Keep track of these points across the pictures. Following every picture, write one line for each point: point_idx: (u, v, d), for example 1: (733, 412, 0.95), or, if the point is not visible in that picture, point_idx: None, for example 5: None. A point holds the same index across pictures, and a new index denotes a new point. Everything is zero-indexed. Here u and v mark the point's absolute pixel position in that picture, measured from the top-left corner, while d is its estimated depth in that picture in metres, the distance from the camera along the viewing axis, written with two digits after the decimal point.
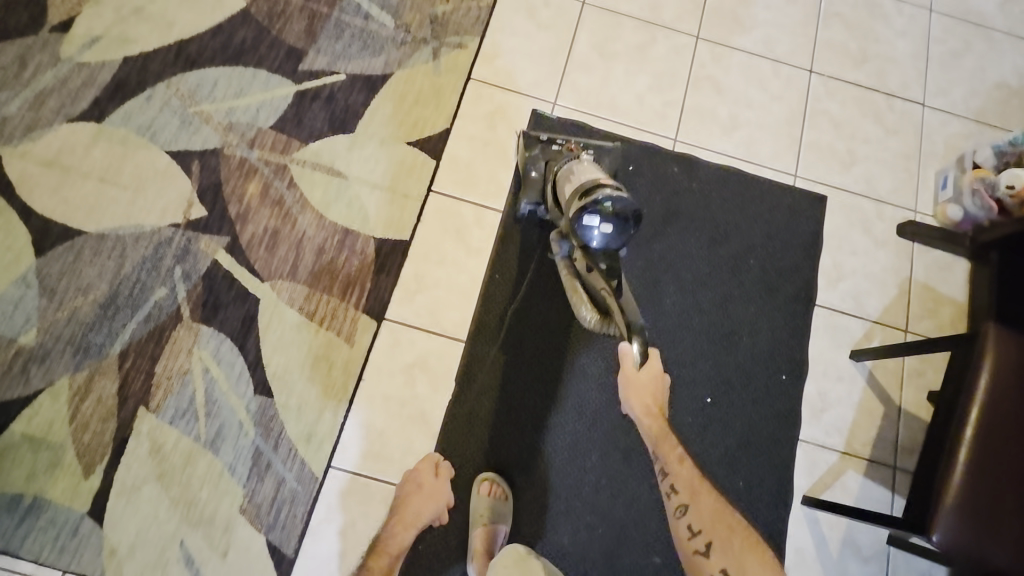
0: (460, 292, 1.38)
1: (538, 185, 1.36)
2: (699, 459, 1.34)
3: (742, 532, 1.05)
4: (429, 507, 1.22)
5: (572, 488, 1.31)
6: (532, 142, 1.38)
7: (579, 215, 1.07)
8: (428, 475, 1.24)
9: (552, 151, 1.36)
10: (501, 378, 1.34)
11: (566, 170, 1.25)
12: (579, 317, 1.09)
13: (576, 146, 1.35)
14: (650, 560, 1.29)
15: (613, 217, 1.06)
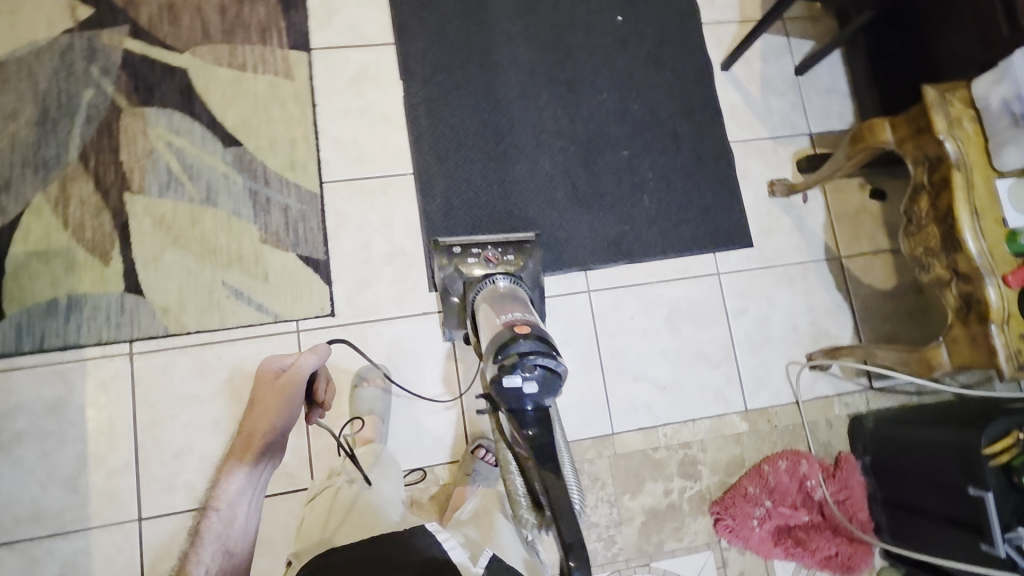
0: (369, 3, 1.44)
1: (457, 313, 1.26)
2: (629, 67, 1.51)
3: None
4: (263, 426, 1.08)
5: (535, 125, 1.45)
6: (449, 271, 1.23)
7: (499, 376, 0.98)
8: (269, 377, 1.10)
9: (468, 263, 1.24)
10: (436, 61, 1.44)
11: (485, 302, 1.15)
12: (516, 494, 1.09)
13: (495, 252, 1.25)
14: (620, 155, 1.47)
15: (536, 371, 0.99)
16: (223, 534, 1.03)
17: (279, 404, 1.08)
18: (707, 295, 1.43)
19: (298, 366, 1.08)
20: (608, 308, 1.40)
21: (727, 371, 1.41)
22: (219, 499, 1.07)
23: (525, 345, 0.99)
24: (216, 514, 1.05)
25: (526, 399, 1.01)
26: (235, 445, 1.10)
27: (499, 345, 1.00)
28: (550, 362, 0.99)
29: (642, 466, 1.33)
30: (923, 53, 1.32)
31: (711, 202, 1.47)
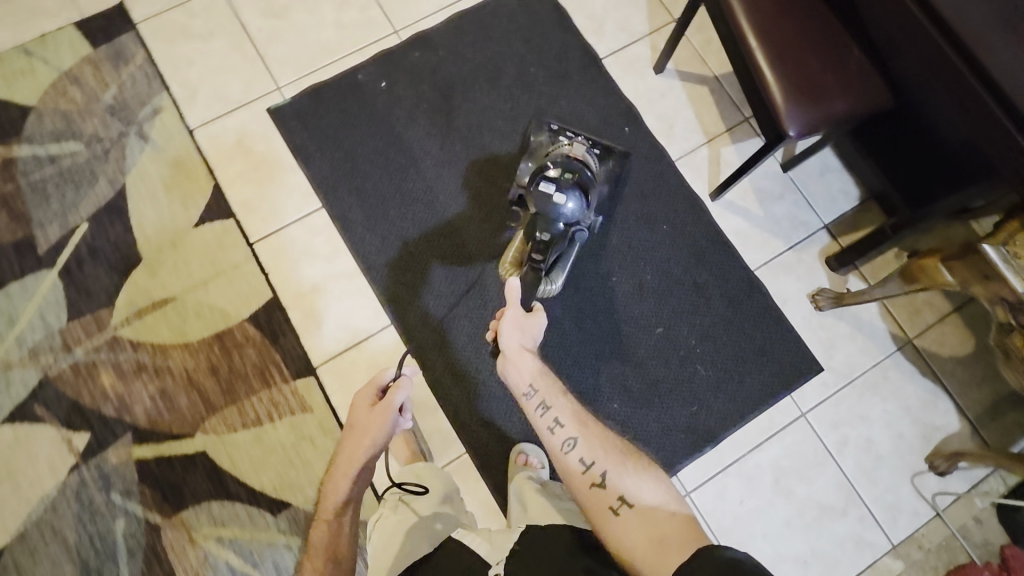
0: (351, 294, 1.37)
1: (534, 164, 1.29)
2: (625, 238, 1.43)
3: (630, 455, 0.92)
4: (363, 447, 1.02)
5: (562, 342, 1.37)
6: (540, 138, 1.34)
7: (539, 183, 1.12)
8: (364, 410, 1.05)
9: (545, 144, 1.32)
10: (441, 324, 1.36)
11: (559, 148, 1.26)
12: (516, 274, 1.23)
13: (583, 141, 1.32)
14: (656, 334, 1.38)
15: (568, 186, 1.13)
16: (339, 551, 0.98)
17: (379, 426, 1.02)
18: (802, 443, 1.35)
19: (388, 399, 1.02)
20: (714, 503, 1.31)
21: (857, 513, 1.32)
22: (332, 511, 1.02)
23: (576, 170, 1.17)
24: (332, 525, 1.00)
25: (557, 210, 1.11)
26: (334, 465, 1.06)
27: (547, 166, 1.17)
28: (585, 186, 1.16)
29: None
30: (928, 138, 1.21)
31: (764, 342, 1.39)
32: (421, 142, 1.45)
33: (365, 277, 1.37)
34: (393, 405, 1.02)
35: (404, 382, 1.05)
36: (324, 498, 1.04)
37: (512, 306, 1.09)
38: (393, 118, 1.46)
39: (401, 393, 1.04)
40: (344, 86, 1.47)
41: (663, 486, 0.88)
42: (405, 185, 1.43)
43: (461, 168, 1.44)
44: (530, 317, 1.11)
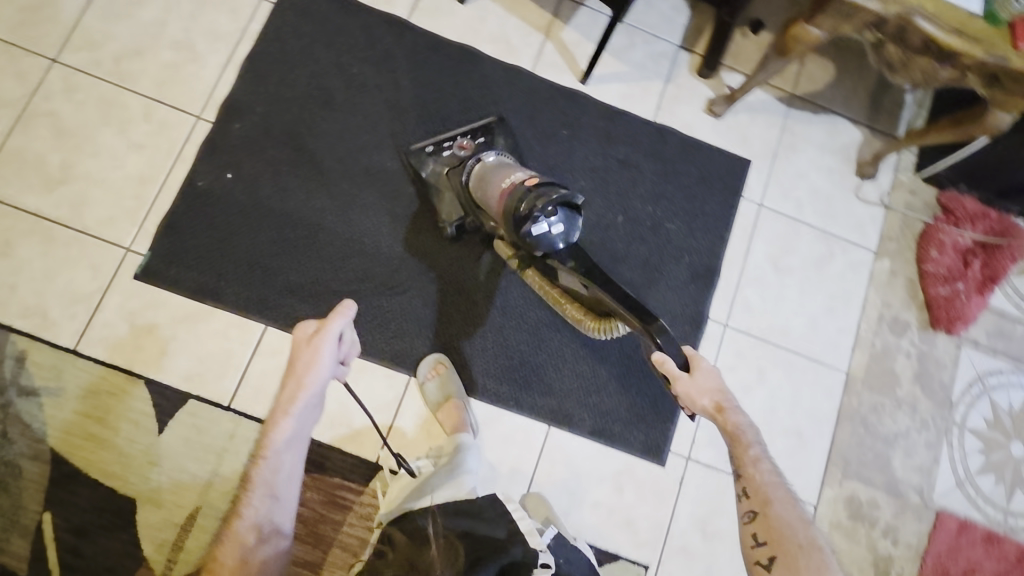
0: (355, 379, 1.29)
1: (450, 214, 1.30)
2: (541, 164, 1.44)
3: (810, 551, 0.88)
4: (305, 386, 1.02)
5: None
6: (420, 159, 1.35)
7: (524, 227, 1.02)
8: (304, 341, 1.04)
9: (443, 159, 1.33)
10: (451, 343, 1.33)
11: (477, 173, 1.22)
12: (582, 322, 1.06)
13: (466, 143, 1.35)
14: (621, 223, 1.44)
15: (557, 211, 1.03)
16: (267, 481, 0.98)
17: (319, 360, 1.02)
18: (776, 225, 1.50)
19: (326, 326, 1.03)
20: (749, 316, 1.44)
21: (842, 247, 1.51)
22: (273, 450, 1.01)
23: (545, 188, 1.04)
24: (268, 461, 1.00)
25: (553, 240, 1.03)
26: (278, 403, 1.03)
27: (515, 198, 1.05)
28: (568, 198, 1.04)
29: (881, 363, 1.46)
30: None
31: (699, 172, 1.49)
32: (308, 204, 1.33)
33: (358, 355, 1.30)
34: (331, 333, 1.03)
35: (343, 309, 1.05)
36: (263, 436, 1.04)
37: (678, 376, 0.92)
38: (262, 199, 1.32)
39: (339, 319, 1.04)
40: (192, 201, 1.30)
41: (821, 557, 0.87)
42: (324, 250, 1.32)
43: (362, 201, 1.35)
44: (695, 364, 0.97)
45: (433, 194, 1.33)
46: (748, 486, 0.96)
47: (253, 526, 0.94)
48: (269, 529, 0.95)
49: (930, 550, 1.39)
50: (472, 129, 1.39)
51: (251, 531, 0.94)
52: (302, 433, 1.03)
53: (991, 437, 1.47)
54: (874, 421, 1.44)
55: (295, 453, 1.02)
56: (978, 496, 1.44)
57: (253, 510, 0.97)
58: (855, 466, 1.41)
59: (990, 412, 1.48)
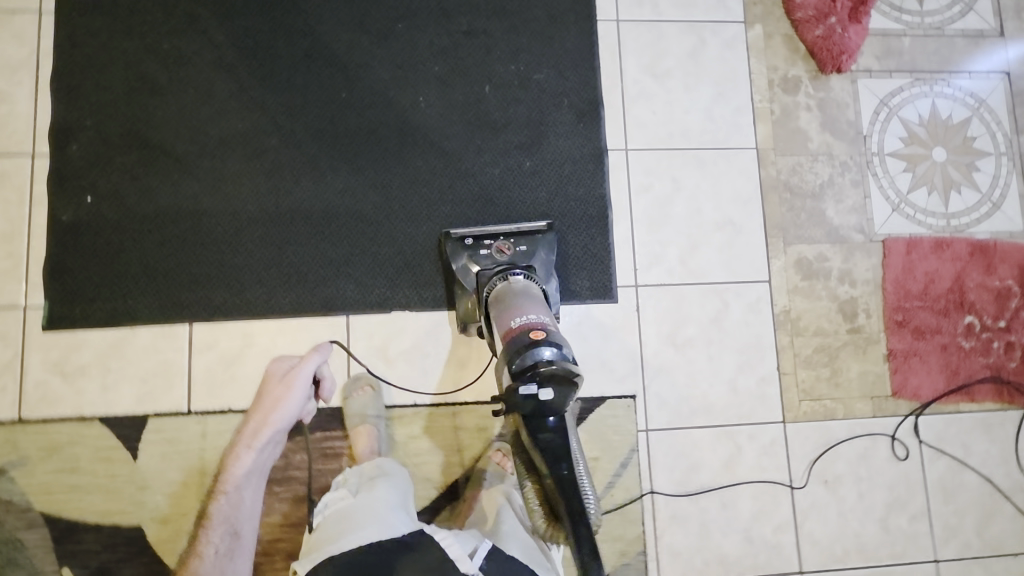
0: (296, 339, 1.29)
1: (470, 302, 1.26)
2: (390, 66, 1.38)
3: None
4: (272, 417, 1.22)
5: (451, 175, 1.37)
6: (456, 254, 1.27)
7: (517, 386, 0.98)
8: (276, 381, 1.24)
9: (483, 259, 1.26)
10: (373, 270, 1.32)
11: (504, 296, 1.15)
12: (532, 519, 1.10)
13: (510, 247, 1.27)
14: (490, 93, 1.40)
15: (551, 381, 0.98)
16: (229, 518, 1.20)
17: (285, 397, 1.22)
18: (640, 35, 1.46)
19: (298, 369, 1.24)
20: (645, 133, 1.43)
21: (712, 31, 1.48)
22: (234, 485, 1.21)
23: (546, 349, 0.99)
24: (231, 497, 1.21)
25: (539, 402, 0.99)
26: (245, 437, 1.22)
27: (514, 351, 1.00)
28: (566, 369, 0.98)
29: (786, 126, 1.46)
30: None
31: (546, 12, 1.44)
32: (179, 194, 1.30)
33: (289, 316, 1.29)
34: (303, 373, 1.24)
35: (314, 354, 1.26)
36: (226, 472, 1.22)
37: None
38: (132, 207, 1.28)
39: (311, 364, 1.25)
40: (65, 235, 1.26)
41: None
42: (214, 232, 1.29)
43: (230, 171, 1.32)
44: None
45: (459, 289, 1.27)
46: None
47: (216, 561, 1.17)
48: (234, 522, 1.20)
49: (886, 276, 1.43)
50: (517, 234, 1.29)
51: (218, 527, 1.20)
52: (263, 467, 1.23)
53: (912, 153, 1.49)
54: (798, 183, 1.45)
55: (252, 489, 1.22)
56: (916, 211, 1.47)
57: (214, 547, 1.19)
58: (794, 231, 1.43)
59: (903, 130, 1.49)
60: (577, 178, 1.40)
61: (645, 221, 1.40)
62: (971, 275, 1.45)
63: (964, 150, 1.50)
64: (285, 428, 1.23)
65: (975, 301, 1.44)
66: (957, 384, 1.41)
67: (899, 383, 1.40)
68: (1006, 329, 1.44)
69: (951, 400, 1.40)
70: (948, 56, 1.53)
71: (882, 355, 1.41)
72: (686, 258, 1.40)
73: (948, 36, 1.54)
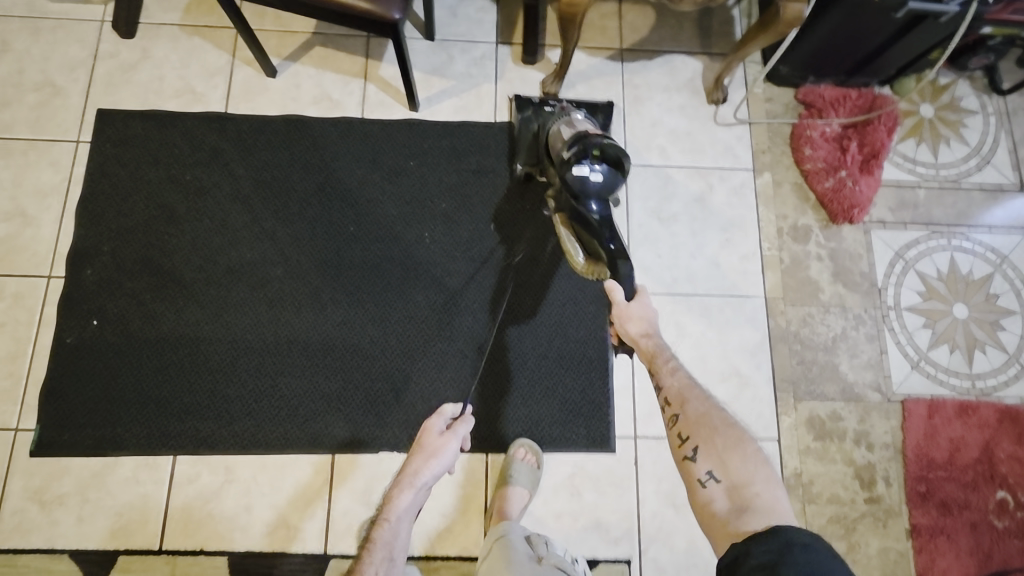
0: (277, 478, 1.25)
1: (528, 152, 1.40)
2: (400, 202, 1.42)
3: (729, 430, 0.83)
4: (429, 469, 1.08)
5: (451, 311, 1.36)
6: (527, 117, 1.43)
7: (572, 165, 1.07)
8: (434, 435, 1.13)
9: (545, 114, 1.39)
10: (365, 407, 1.30)
11: (559, 127, 1.25)
12: (573, 260, 1.05)
13: (567, 103, 1.38)
14: (495, 231, 1.42)
15: (602, 164, 1.07)
16: (387, 544, 1.03)
17: (447, 450, 1.10)
18: (648, 178, 1.47)
19: (455, 429, 1.13)
20: (649, 275, 1.42)
21: (720, 175, 1.49)
22: (390, 517, 1.06)
23: (601, 142, 1.10)
24: (391, 526, 1.05)
25: (592, 184, 1.05)
26: (397, 481, 1.09)
27: (575, 143, 1.11)
28: (616, 156, 1.09)
29: (795, 275, 1.43)
30: None
31: None
32: (182, 321, 1.32)
33: (274, 453, 1.26)
34: (456, 437, 1.13)
35: (469, 419, 1.17)
36: (386, 503, 1.08)
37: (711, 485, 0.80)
38: (135, 332, 1.30)
39: (465, 428, 1.15)
40: (66, 357, 1.28)
41: (764, 473, 0.79)
42: (211, 361, 1.30)
43: (233, 300, 1.34)
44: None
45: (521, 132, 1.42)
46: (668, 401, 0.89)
47: None
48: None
49: (906, 441, 1.34)
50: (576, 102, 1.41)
51: None
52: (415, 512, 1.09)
53: (930, 307, 1.44)
54: (809, 332, 1.40)
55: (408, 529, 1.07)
56: (937, 370, 1.39)
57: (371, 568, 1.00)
58: (805, 385, 1.36)
59: (921, 284, 1.45)
60: (577, 319, 1.38)
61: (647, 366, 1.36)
62: (1001, 446, 1.34)
63: (987, 307, 1.44)
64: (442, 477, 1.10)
65: (1007, 475, 1.33)
66: (990, 571, 1.27)
67: (925, 565, 1.27)
68: None
69: None
70: (965, 210, 1.51)
71: (904, 531, 1.29)
72: None
73: (964, 190, 1.52)
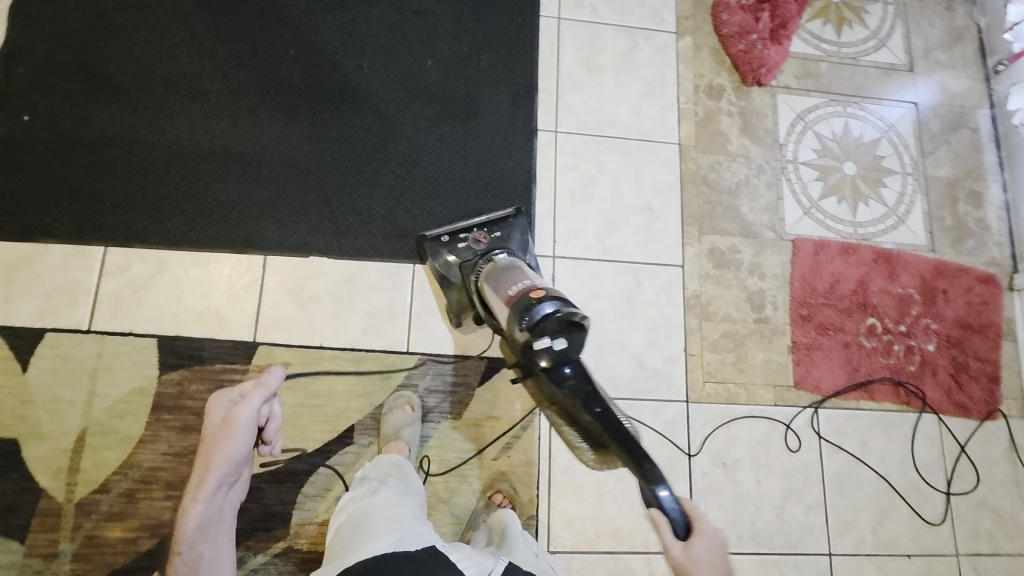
0: (208, 271, 1.30)
1: (459, 299, 1.30)
2: (339, 32, 1.47)
3: None
4: (218, 466, 1.00)
5: (384, 136, 1.43)
6: (445, 265, 1.30)
7: (534, 343, 1.00)
8: (217, 420, 1.01)
9: (462, 251, 1.30)
10: (297, 215, 1.36)
11: (489, 280, 1.18)
12: (578, 447, 1.17)
13: (483, 233, 1.30)
14: (432, 67, 1.49)
15: (560, 331, 1.01)
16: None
17: (232, 443, 1.00)
18: (579, 33, 1.57)
19: (239, 411, 0.99)
20: (575, 118, 1.52)
21: (645, 36, 1.60)
22: (189, 530, 1.01)
23: (549, 304, 1.01)
24: (190, 542, 1.01)
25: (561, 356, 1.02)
26: (195, 482, 1.02)
27: (519, 312, 1.02)
28: (572, 317, 1.01)
29: (707, 127, 1.56)
30: None
31: (493, 3, 1.55)
32: (116, 124, 1.34)
33: (206, 250, 1.31)
34: (248, 421, 1.00)
35: (257, 393, 1.00)
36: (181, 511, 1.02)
37: None
38: (66, 130, 1.32)
39: (253, 407, 1.00)
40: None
41: None
42: (143, 162, 1.33)
43: (168, 107, 1.37)
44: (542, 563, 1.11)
45: (445, 283, 1.30)
46: None
47: None
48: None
49: (794, 273, 1.49)
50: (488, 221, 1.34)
51: None
52: (220, 514, 1.05)
53: (824, 164, 1.59)
54: (716, 179, 1.53)
55: (214, 538, 1.04)
56: (825, 217, 1.55)
57: None
58: (709, 222, 1.50)
59: (817, 144, 1.60)
60: (505, 151, 1.47)
61: (568, 197, 1.47)
62: (875, 280, 1.51)
63: (873, 167, 1.61)
64: (241, 462, 1.03)
65: (878, 304, 1.50)
66: (858, 381, 1.44)
67: (801, 375, 1.43)
68: (906, 333, 1.49)
69: (851, 397, 1.43)
70: (861, 84, 1.67)
71: (787, 346, 1.45)
72: (605, 236, 1.46)
73: (862, 66, 1.68)
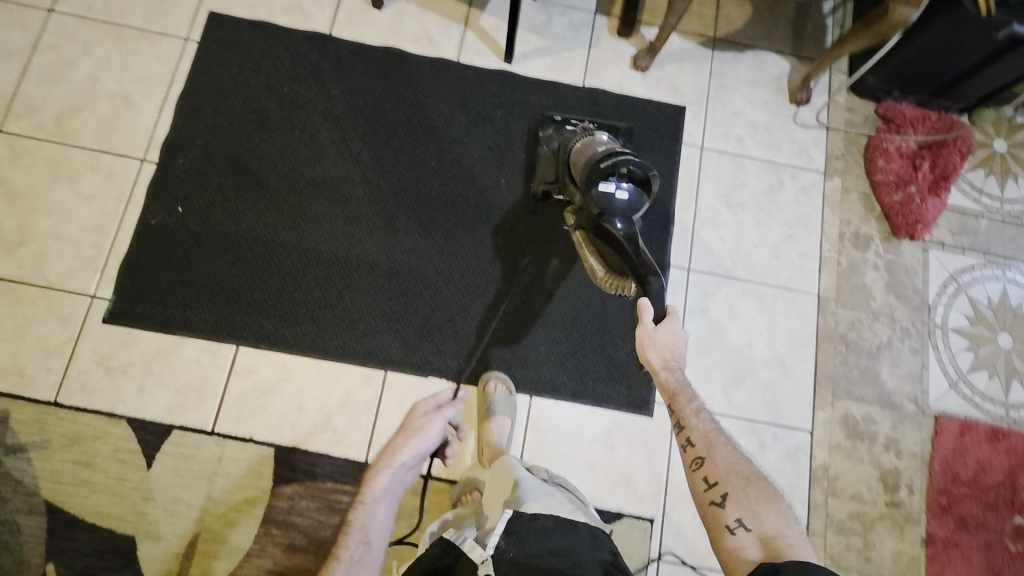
0: (330, 384, 1.30)
1: (547, 163, 1.39)
2: (481, 146, 1.46)
3: (759, 482, 0.84)
4: (414, 447, 1.20)
5: (515, 257, 1.40)
6: (550, 134, 1.43)
7: (599, 182, 1.04)
8: (420, 415, 1.26)
9: (568, 131, 1.42)
10: (421, 333, 1.34)
11: (583, 142, 1.25)
12: (593, 272, 1.08)
13: (589, 124, 1.41)
14: None
15: (628, 182, 1.05)
16: (363, 526, 1.13)
17: (432, 431, 1.22)
18: (721, 165, 1.51)
19: (442, 410, 1.25)
20: (709, 256, 1.45)
21: (791, 173, 1.52)
22: (372, 495, 1.17)
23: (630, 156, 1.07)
24: (368, 507, 1.15)
25: (617, 202, 1.03)
26: (380, 461, 1.21)
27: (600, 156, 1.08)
28: (644, 175, 1.05)
29: (850, 279, 1.46)
30: None
31: (637, 126, 1.51)
32: (260, 222, 1.37)
33: (330, 360, 1.31)
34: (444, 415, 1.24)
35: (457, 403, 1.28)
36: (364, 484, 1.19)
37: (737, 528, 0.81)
38: (214, 223, 1.35)
39: (452, 410, 1.26)
40: (147, 235, 1.34)
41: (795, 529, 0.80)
42: (281, 263, 1.35)
43: (309, 210, 1.39)
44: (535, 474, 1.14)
45: (540, 150, 1.42)
46: (691, 436, 0.92)
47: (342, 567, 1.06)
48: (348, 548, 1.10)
49: (934, 455, 1.37)
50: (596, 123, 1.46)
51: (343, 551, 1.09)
52: (396, 491, 1.19)
53: (976, 333, 1.46)
54: (855, 337, 1.43)
55: (387, 505, 1.17)
56: (974, 393, 1.42)
57: (347, 553, 1.10)
58: (845, 385, 1.40)
59: (970, 309, 1.48)
60: None
61: (695, 341, 1.40)
62: None
63: None
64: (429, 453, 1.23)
65: None
66: None
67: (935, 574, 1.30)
68: None
69: None
70: None
71: (920, 538, 1.32)
72: (731, 387, 1.38)
73: None
